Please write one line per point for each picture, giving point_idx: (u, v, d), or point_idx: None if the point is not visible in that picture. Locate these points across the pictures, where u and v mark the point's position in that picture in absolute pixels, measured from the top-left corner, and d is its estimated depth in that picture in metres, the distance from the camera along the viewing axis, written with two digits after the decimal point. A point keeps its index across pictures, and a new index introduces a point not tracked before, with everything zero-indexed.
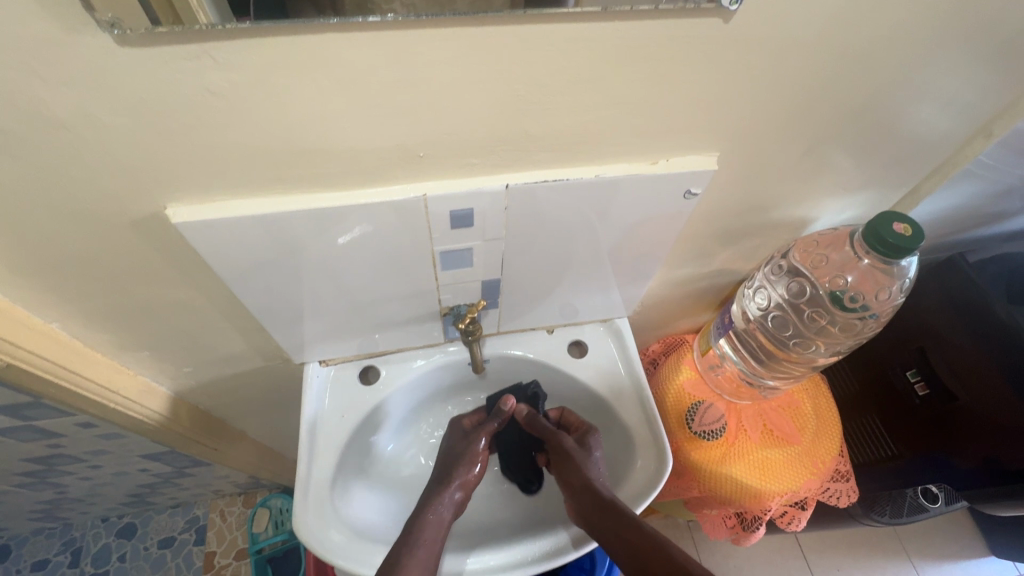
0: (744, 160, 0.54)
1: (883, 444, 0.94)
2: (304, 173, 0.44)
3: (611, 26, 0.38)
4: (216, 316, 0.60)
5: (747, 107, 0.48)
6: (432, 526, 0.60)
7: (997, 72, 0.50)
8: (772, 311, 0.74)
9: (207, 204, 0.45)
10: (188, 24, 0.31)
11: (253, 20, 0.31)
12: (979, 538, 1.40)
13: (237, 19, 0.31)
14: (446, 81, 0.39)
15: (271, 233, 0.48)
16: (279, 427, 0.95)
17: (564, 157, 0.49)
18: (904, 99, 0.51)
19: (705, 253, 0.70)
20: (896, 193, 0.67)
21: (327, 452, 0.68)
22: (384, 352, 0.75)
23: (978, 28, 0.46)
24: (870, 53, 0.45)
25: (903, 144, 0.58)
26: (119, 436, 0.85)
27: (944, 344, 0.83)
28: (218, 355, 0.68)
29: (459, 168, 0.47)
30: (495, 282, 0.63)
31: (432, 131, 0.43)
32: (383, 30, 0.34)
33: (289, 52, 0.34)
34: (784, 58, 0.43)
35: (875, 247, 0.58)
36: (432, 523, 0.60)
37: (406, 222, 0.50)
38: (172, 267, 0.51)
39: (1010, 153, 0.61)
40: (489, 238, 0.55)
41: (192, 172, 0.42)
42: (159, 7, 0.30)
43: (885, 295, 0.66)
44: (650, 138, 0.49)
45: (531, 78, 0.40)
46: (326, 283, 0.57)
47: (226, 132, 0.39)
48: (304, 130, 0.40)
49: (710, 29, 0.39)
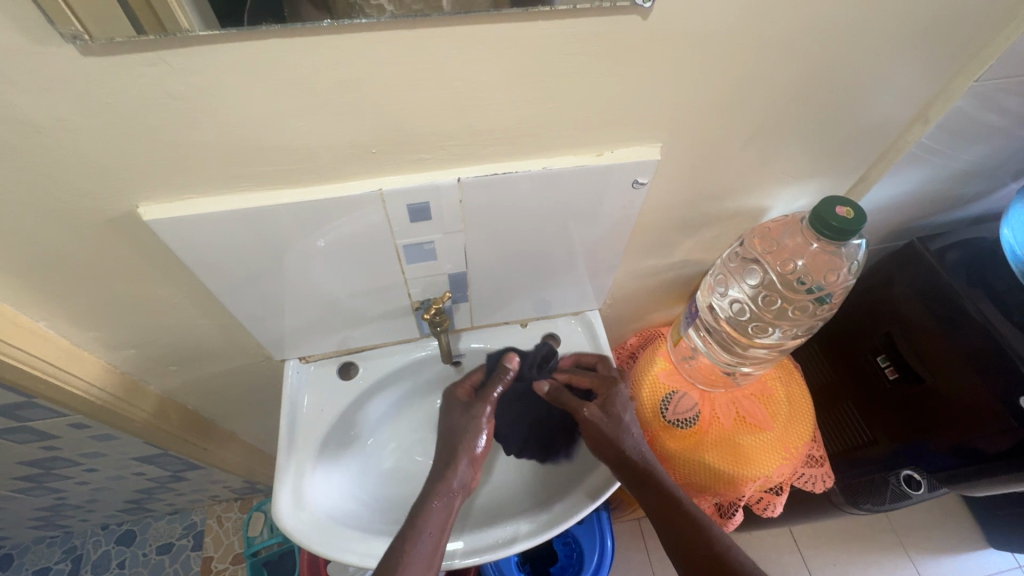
0: (689, 150, 0.57)
1: (857, 431, 0.96)
2: (264, 170, 0.47)
3: (537, 25, 0.41)
4: (195, 313, 0.63)
5: (682, 99, 0.50)
6: (440, 513, 0.63)
7: (923, 57, 0.53)
8: (733, 299, 0.76)
9: (174, 203, 0.48)
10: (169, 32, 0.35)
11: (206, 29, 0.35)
12: (976, 530, 1.39)
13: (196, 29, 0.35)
14: (389, 79, 0.42)
15: (240, 230, 0.51)
16: (268, 426, 0.98)
17: (513, 151, 0.52)
18: (838, 85, 0.54)
19: (667, 243, 0.73)
20: (847, 179, 0.70)
21: (308, 445, 0.71)
22: (362, 348, 0.78)
23: (899, 16, 0.48)
24: (793, 47, 0.48)
25: (846, 131, 0.60)
26: (113, 438, 0.88)
27: (909, 329, 0.85)
28: (200, 353, 0.71)
29: (413, 163, 0.50)
30: (461, 275, 0.66)
31: (383, 129, 0.46)
32: (325, 33, 0.38)
33: (234, 55, 0.38)
34: (709, 51, 0.46)
35: (821, 230, 0.60)
36: (441, 510, 0.63)
37: (367, 216, 0.53)
38: (149, 265, 0.54)
39: (951, 135, 0.63)
40: (448, 231, 0.58)
41: (160, 171, 0.45)
42: (144, 19, 0.33)
43: (836, 277, 0.69)
44: (594, 130, 0.52)
45: (470, 76, 0.43)
46: (298, 279, 0.60)
47: (188, 132, 0.42)
48: (261, 130, 0.44)
49: (631, 26, 0.42)
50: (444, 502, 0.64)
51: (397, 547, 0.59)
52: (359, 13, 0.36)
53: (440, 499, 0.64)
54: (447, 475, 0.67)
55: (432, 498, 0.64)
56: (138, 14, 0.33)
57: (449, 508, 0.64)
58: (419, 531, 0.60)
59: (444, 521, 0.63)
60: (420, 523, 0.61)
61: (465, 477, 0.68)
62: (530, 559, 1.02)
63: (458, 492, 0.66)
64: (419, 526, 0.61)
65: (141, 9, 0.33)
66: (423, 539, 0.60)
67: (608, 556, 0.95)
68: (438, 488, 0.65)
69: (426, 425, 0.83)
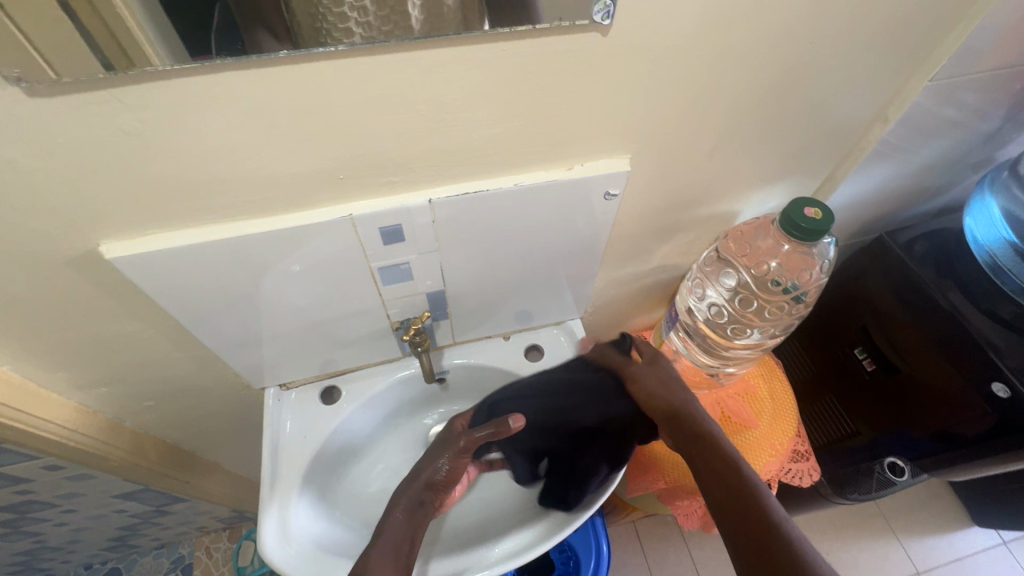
0: (658, 159, 0.57)
1: (841, 422, 0.97)
2: (228, 201, 0.46)
3: (496, 47, 0.40)
4: (167, 346, 0.62)
5: (647, 111, 0.51)
6: (403, 524, 0.62)
7: (878, 58, 0.54)
8: (711, 304, 0.77)
9: (137, 240, 0.47)
10: (139, 66, 0.34)
11: (167, 63, 0.34)
12: (960, 510, 1.42)
13: (152, 63, 0.34)
14: (353, 107, 0.42)
15: (208, 262, 0.50)
16: (252, 454, 0.96)
17: (482, 170, 0.52)
18: (800, 88, 0.55)
19: (644, 250, 0.73)
20: (814, 179, 0.71)
21: (292, 475, 0.69)
22: (345, 371, 0.77)
23: (851, 21, 0.49)
24: (752, 56, 0.49)
25: (810, 132, 0.62)
26: (92, 477, 0.86)
27: (884, 319, 0.87)
28: (176, 385, 0.69)
29: (382, 186, 0.50)
30: (439, 294, 0.65)
31: (348, 156, 0.46)
32: (282, 65, 0.37)
33: (190, 90, 0.37)
34: (670, 63, 0.47)
35: (791, 232, 0.61)
36: (402, 520, 0.62)
37: (338, 242, 0.53)
38: (116, 302, 0.53)
39: (911, 131, 0.65)
40: (423, 252, 0.57)
41: (121, 209, 0.44)
42: (111, 53, 0.33)
43: (808, 276, 0.71)
44: (562, 145, 0.52)
45: (434, 100, 0.43)
46: (272, 306, 0.59)
47: (147, 167, 0.41)
48: (223, 163, 0.43)
49: (591, 43, 0.43)
50: (407, 514, 0.64)
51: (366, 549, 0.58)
52: (327, 41, 0.37)
53: (401, 512, 0.63)
54: (406, 492, 0.66)
55: (394, 510, 0.63)
56: (105, 47, 0.33)
57: (412, 521, 0.63)
58: (385, 536, 0.60)
59: (410, 527, 0.62)
60: (383, 527, 0.61)
61: (425, 497, 0.66)
62: (528, 570, 1.01)
63: (417, 509, 0.65)
64: (384, 534, 0.60)
65: (105, 40, 0.33)
66: (387, 544, 0.59)
67: (604, 560, 0.94)
68: (401, 501, 0.65)
69: (413, 445, 0.83)
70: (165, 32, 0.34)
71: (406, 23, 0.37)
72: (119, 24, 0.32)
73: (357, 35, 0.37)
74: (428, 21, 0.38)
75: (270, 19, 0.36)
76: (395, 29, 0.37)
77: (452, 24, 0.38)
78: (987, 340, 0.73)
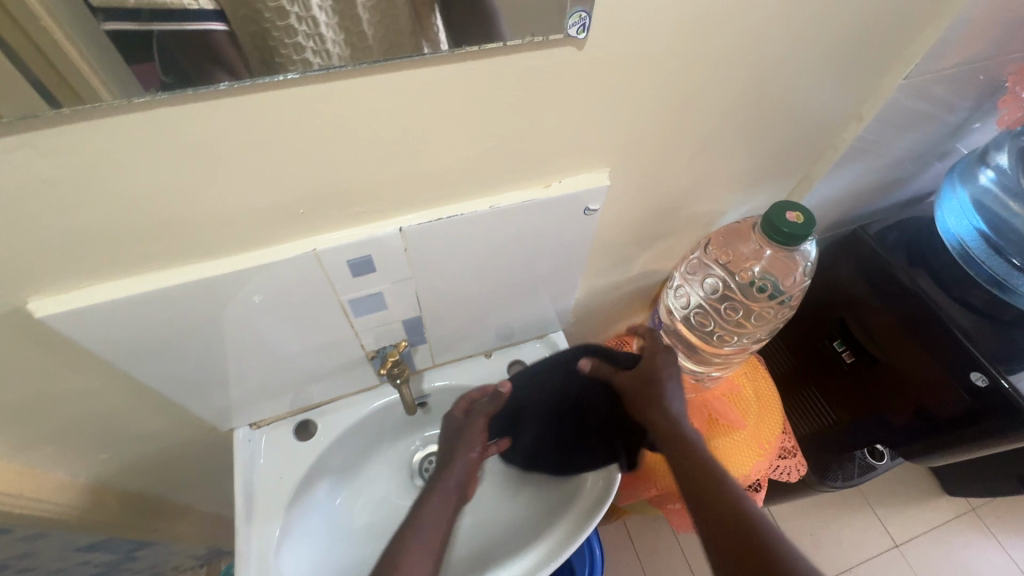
0: (638, 170, 0.55)
1: (823, 413, 0.99)
2: (175, 244, 0.42)
3: (464, 66, 0.37)
4: (121, 397, 0.56)
5: (625, 123, 0.49)
6: (438, 511, 0.61)
7: (854, 58, 0.54)
8: (695, 309, 0.75)
9: (72, 292, 0.42)
10: (90, 102, 0.30)
11: (108, 101, 0.30)
12: (933, 481, 1.47)
13: (85, 102, 0.30)
14: (310, 138, 0.38)
15: (157, 311, 0.45)
16: (226, 491, 0.91)
17: (455, 193, 0.48)
18: (780, 89, 0.53)
19: (626, 258, 0.71)
20: (792, 180, 0.70)
21: (270, 520, 0.64)
22: (320, 404, 0.73)
23: (825, 24, 0.48)
24: (732, 60, 0.47)
25: (788, 133, 0.60)
26: (46, 536, 0.79)
27: (859, 309, 0.87)
28: (134, 433, 0.64)
29: (347, 218, 0.46)
30: (416, 320, 0.62)
31: (308, 189, 0.42)
32: (222, 98, 0.33)
33: (118, 133, 0.32)
34: (647, 73, 0.44)
35: (772, 237, 0.60)
36: (439, 508, 0.61)
37: (301, 278, 0.48)
38: (55, 357, 0.47)
39: (885, 127, 0.65)
40: (397, 280, 0.54)
41: (50, 261, 0.39)
42: (57, 90, 0.29)
43: (791, 280, 0.70)
44: (538, 163, 0.49)
45: (400, 125, 0.39)
46: (235, 347, 0.54)
47: (77, 215, 0.36)
48: (166, 204, 0.38)
49: (567, 57, 0.40)
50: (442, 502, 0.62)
51: (401, 537, 0.58)
52: (282, 71, 0.33)
53: (437, 499, 0.62)
54: (444, 478, 0.63)
55: (431, 496, 0.62)
56: (50, 83, 0.29)
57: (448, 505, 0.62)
58: (419, 530, 0.58)
59: (442, 517, 0.61)
60: (419, 518, 0.59)
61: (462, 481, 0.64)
62: None
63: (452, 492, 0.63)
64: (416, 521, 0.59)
65: (50, 76, 0.28)
66: (425, 531, 0.58)
67: (599, 565, 0.92)
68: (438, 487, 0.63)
69: (397, 472, 0.79)
70: (112, 61, 0.29)
71: (364, 50, 0.35)
72: (62, 58, 0.28)
73: (315, 63, 0.33)
74: (386, 47, 0.35)
75: (224, 52, 0.31)
76: (353, 55, 0.34)
77: (411, 45, 0.35)
78: (958, 325, 0.75)
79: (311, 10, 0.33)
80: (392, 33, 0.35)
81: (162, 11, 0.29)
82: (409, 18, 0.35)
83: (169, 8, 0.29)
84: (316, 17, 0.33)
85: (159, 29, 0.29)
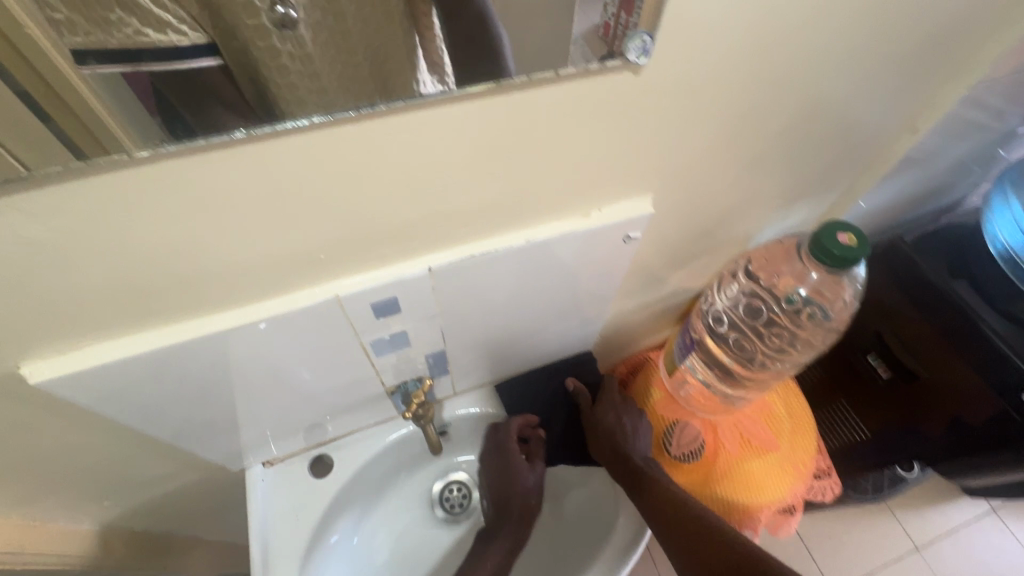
0: (680, 194, 0.51)
1: (854, 427, 0.95)
2: (182, 299, 0.38)
3: (510, 97, 0.33)
4: (125, 447, 0.53)
5: (673, 148, 0.44)
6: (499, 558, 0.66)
7: (916, 70, 0.49)
8: (734, 331, 0.70)
9: (68, 354, 0.38)
10: (114, 153, 0.26)
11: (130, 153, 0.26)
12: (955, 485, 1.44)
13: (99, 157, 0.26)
14: (336, 182, 0.33)
15: (164, 367, 0.41)
16: (236, 522, 0.87)
17: (490, 228, 0.44)
18: (836, 104, 0.49)
19: (659, 279, 0.67)
20: (834, 194, 0.66)
21: (286, 568, 0.61)
22: (335, 438, 0.69)
23: (893, 35, 0.44)
24: (792, 78, 0.43)
25: (837, 148, 0.56)
26: None
27: (897, 324, 0.82)
28: (139, 478, 0.60)
29: (371, 260, 0.42)
30: (440, 353, 0.58)
31: (331, 234, 0.38)
32: (237, 147, 0.29)
33: (117, 192, 0.28)
34: (702, 96, 0.40)
35: (823, 259, 0.56)
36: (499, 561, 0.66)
37: (321, 324, 0.44)
38: (53, 415, 0.43)
39: (938, 139, 0.60)
40: (421, 318, 0.49)
41: (43, 324, 0.34)
42: (83, 143, 0.26)
43: (840, 304, 0.66)
44: (579, 193, 0.45)
45: (435, 163, 0.35)
46: (247, 393, 0.50)
47: (71, 277, 0.32)
48: (173, 260, 0.34)
49: (621, 82, 0.35)
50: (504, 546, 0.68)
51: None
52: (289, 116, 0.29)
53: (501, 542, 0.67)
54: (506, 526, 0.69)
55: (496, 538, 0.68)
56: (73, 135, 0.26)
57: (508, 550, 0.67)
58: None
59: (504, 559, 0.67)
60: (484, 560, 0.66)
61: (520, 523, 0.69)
62: None
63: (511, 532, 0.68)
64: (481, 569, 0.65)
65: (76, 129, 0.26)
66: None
67: None
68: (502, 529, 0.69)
69: (416, 503, 0.76)
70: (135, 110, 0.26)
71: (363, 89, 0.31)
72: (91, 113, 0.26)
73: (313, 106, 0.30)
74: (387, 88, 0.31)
75: (222, 87, 0.29)
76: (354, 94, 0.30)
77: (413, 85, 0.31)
78: (994, 330, 0.71)
79: (306, 50, 0.32)
80: (387, 69, 0.32)
81: (154, 49, 0.28)
82: (411, 54, 0.33)
83: (159, 46, 0.28)
84: (311, 57, 0.32)
85: (152, 69, 0.28)
